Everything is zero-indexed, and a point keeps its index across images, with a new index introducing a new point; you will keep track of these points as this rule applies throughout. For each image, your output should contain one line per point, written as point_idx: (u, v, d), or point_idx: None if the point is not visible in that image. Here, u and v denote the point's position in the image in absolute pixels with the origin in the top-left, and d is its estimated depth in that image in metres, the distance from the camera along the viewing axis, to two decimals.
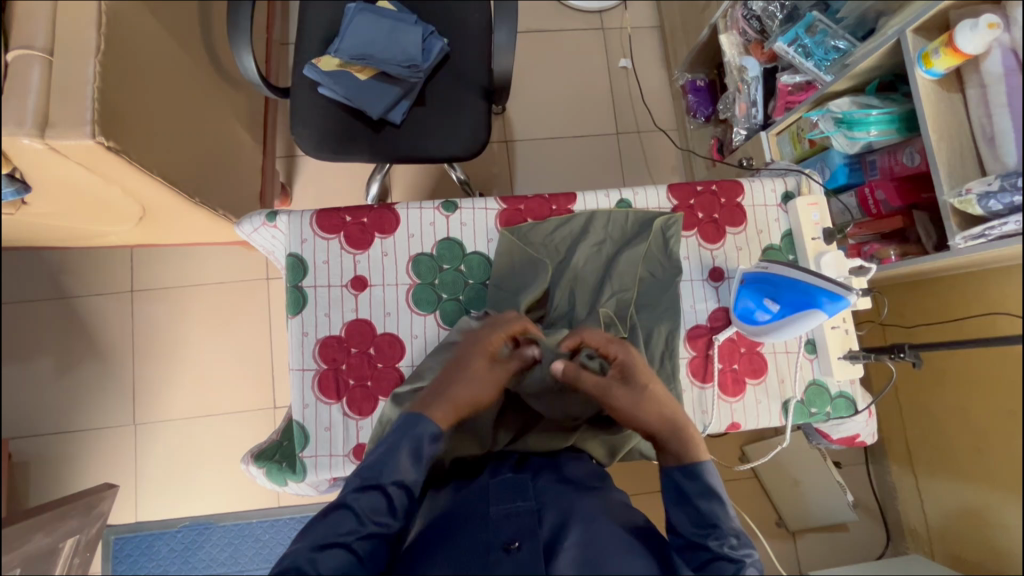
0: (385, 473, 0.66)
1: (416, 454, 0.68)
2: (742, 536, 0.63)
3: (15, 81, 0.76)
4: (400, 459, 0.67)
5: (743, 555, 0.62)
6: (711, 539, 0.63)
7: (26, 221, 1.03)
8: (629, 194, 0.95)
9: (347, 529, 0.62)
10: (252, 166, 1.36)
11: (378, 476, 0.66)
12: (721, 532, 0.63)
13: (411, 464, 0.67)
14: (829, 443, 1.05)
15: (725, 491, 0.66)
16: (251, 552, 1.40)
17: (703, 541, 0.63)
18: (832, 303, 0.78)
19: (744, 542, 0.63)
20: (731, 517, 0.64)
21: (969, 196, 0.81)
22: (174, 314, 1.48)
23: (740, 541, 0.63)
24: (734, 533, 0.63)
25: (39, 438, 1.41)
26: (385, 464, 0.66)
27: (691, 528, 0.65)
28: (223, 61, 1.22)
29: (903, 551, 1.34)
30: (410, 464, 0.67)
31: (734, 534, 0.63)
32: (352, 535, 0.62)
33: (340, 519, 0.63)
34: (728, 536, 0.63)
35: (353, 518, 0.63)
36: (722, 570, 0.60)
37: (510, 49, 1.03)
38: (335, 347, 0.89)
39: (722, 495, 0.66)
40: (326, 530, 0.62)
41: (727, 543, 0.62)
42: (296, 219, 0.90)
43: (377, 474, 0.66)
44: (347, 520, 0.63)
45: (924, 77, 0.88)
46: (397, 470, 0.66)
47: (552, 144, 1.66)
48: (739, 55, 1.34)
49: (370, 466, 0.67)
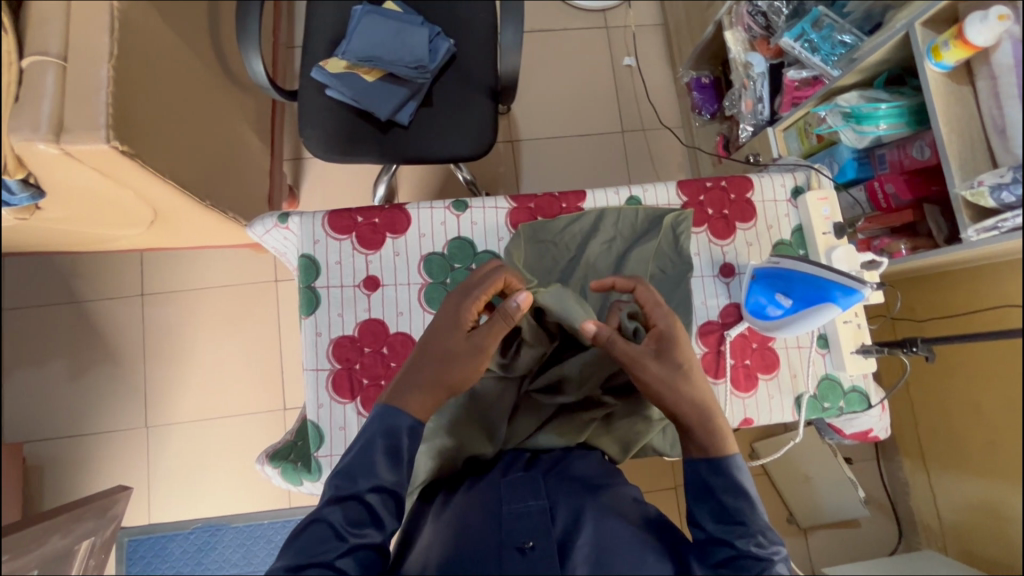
0: (360, 481, 0.64)
1: (390, 457, 0.65)
2: (770, 534, 0.63)
3: (30, 87, 0.77)
4: (373, 465, 0.64)
5: (771, 553, 0.62)
6: (737, 538, 0.62)
7: (40, 226, 1.04)
8: (638, 191, 0.95)
9: (327, 544, 0.60)
10: (260, 169, 1.37)
11: (353, 485, 0.64)
12: (748, 530, 0.63)
13: (387, 468, 0.64)
14: (842, 438, 1.06)
15: (755, 489, 0.66)
16: (264, 553, 1.40)
17: (728, 538, 0.63)
18: (845, 296, 0.79)
19: (772, 539, 0.63)
20: (759, 515, 0.64)
21: (981, 188, 0.80)
22: (184, 318, 1.49)
23: (768, 539, 0.63)
24: (762, 531, 0.63)
25: (53, 441, 1.42)
26: (359, 471, 0.64)
27: (714, 524, 0.64)
28: (231, 64, 1.23)
29: (916, 547, 1.33)
30: (386, 469, 0.64)
31: (763, 532, 0.63)
32: (333, 549, 0.60)
33: (319, 533, 0.61)
34: (756, 535, 0.63)
35: (332, 532, 0.61)
36: (748, 569, 0.60)
37: (517, 48, 1.03)
38: (348, 347, 0.89)
39: (751, 494, 0.65)
40: (304, 547, 0.60)
41: (753, 542, 0.62)
42: (307, 220, 0.91)
43: (354, 484, 0.64)
44: (325, 534, 0.61)
45: (933, 70, 0.88)
46: (372, 476, 0.64)
47: (558, 143, 1.66)
48: (744, 51, 1.34)
49: (344, 475, 0.64)
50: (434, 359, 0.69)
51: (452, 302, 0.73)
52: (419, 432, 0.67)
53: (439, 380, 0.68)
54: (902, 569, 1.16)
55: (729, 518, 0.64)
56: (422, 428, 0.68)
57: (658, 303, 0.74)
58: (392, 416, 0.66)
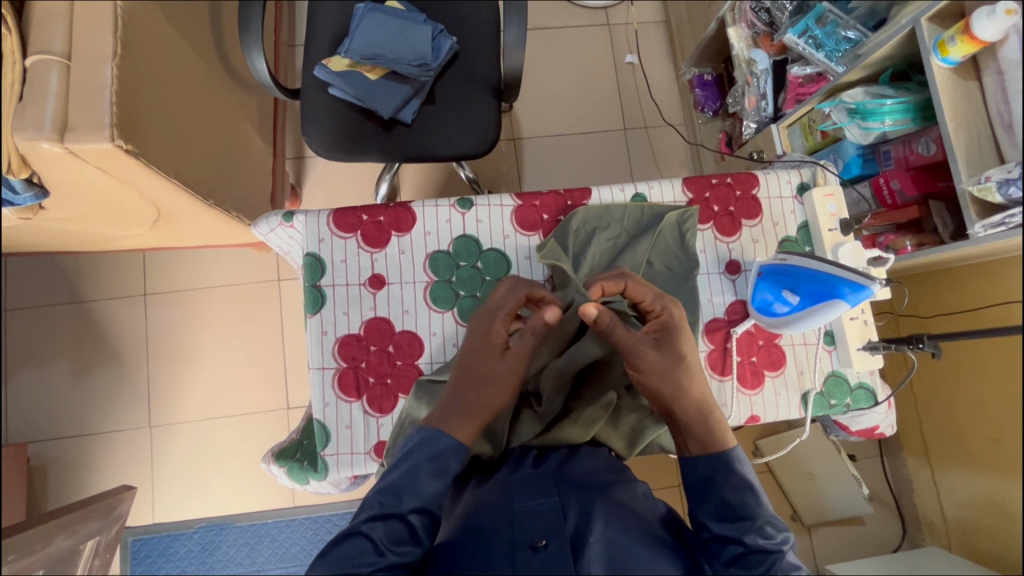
0: (405, 499, 0.64)
1: (436, 478, 0.65)
2: (776, 523, 0.64)
3: (35, 86, 0.77)
4: (419, 484, 0.64)
5: (779, 543, 0.62)
6: (745, 534, 0.62)
7: (43, 225, 1.04)
8: (643, 188, 0.95)
9: (365, 558, 0.59)
10: (263, 168, 1.36)
11: (397, 502, 0.63)
12: (757, 524, 0.63)
13: (431, 489, 0.65)
14: (848, 435, 1.05)
15: (755, 480, 0.66)
16: (268, 552, 1.41)
17: (736, 535, 0.62)
18: (854, 293, 0.79)
19: (779, 528, 0.63)
20: (764, 506, 0.64)
21: (988, 183, 0.80)
22: (187, 317, 1.49)
23: (777, 529, 0.63)
24: (770, 522, 0.63)
25: (57, 440, 1.42)
26: (405, 489, 0.64)
27: (720, 524, 0.64)
28: (233, 63, 1.23)
29: (920, 544, 1.33)
30: (432, 489, 0.65)
31: (769, 522, 0.63)
32: (370, 564, 0.59)
33: (358, 547, 0.60)
34: (762, 526, 0.63)
35: (370, 546, 0.60)
36: (757, 565, 0.61)
37: (521, 44, 1.03)
38: (354, 346, 0.89)
39: (753, 485, 0.66)
40: (342, 559, 0.59)
41: (761, 535, 0.62)
42: (312, 219, 0.90)
43: (396, 501, 0.63)
44: (365, 549, 0.60)
45: (940, 65, 0.87)
46: (418, 496, 0.64)
47: (560, 141, 1.66)
48: (748, 47, 1.33)
49: (389, 492, 0.64)
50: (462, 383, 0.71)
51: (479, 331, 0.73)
52: (463, 453, 0.67)
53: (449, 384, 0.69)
54: (906, 565, 1.17)
55: (733, 515, 0.64)
56: (467, 450, 0.68)
57: (656, 294, 0.74)
58: (442, 438, 0.67)
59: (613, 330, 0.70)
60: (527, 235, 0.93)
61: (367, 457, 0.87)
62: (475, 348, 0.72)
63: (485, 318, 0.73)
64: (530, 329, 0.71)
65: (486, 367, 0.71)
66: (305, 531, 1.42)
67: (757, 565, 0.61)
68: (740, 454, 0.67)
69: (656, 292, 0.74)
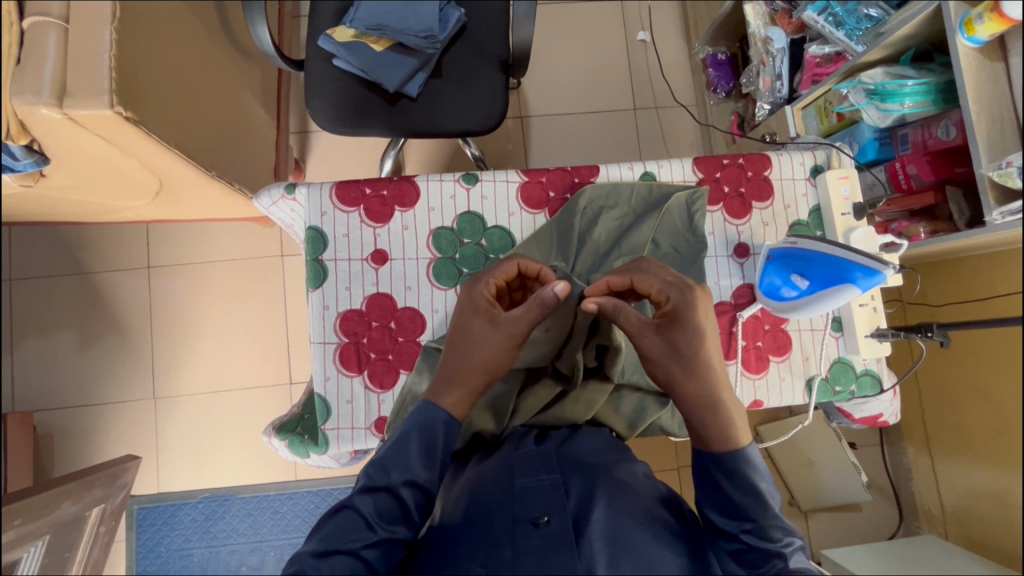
0: (394, 473, 0.63)
1: (424, 452, 0.64)
2: (784, 526, 0.62)
3: (32, 49, 0.75)
4: (407, 458, 0.64)
5: (784, 546, 0.61)
6: (744, 532, 0.62)
7: (45, 195, 1.03)
8: (653, 166, 0.93)
9: (355, 533, 0.60)
10: (266, 141, 1.34)
11: (386, 477, 0.63)
12: (759, 526, 0.62)
13: (420, 463, 0.63)
14: (850, 423, 1.05)
15: (768, 483, 0.64)
16: (271, 523, 1.42)
17: (735, 532, 0.62)
18: (866, 278, 0.78)
19: (786, 531, 0.62)
20: (771, 510, 0.62)
21: (1009, 168, 0.78)
22: (190, 290, 1.49)
23: (784, 533, 0.62)
24: (779, 527, 0.62)
25: (63, 409, 1.44)
26: (393, 464, 0.63)
27: (723, 519, 0.64)
28: (237, 31, 1.20)
29: (915, 532, 1.35)
30: (420, 464, 0.63)
31: (776, 526, 0.62)
32: (361, 539, 0.60)
33: (349, 521, 0.61)
34: (766, 529, 0.62)
35: (361, 522, 0.61)
36: (756, 563, 0.61)
37: (531, 17, 1.00)
38: (355, 321, 0.89)
39: (764, 490, 0.63)
40: (332, 533, 0.60)
41: (763, 536, 0.62)
42: (314, 191, 0.89)
43: (385, 476, 0.63)
44: (356, 523, 0.60)
45: (965, 45, 0.84)
46: (407, 470, 0.63)
47: (569, 120, 1.63)
48: (764, 26, 1.29)
49: (378, 466, 0.64)
50: (460, 334, 0.71)
51: (467, 292, 0.74)
52: (455, 428, 0.66)
53: (462, 374, 0.69)
54: (901, 552, 1.17)
55: (737, 513, 0.63)
56: (458, 425, 0.67)
57: (664, 283, 0.71)
58: (429, 410, 0.66)
59: (617, 313, 0.71)
60: (533, 213, 0.91)
61: (367, 432, 0.87)
62: (466, 313, 0.72)
63: (472, 284, 0.75)
64: (536, 299, 0.69)
65: (479, 333, 0.70)
66: (307, 504, 1.44)
67: (760, 564, 0.61)
68: (753, 454, 0.65)
69: (665, 280, 0.71)
